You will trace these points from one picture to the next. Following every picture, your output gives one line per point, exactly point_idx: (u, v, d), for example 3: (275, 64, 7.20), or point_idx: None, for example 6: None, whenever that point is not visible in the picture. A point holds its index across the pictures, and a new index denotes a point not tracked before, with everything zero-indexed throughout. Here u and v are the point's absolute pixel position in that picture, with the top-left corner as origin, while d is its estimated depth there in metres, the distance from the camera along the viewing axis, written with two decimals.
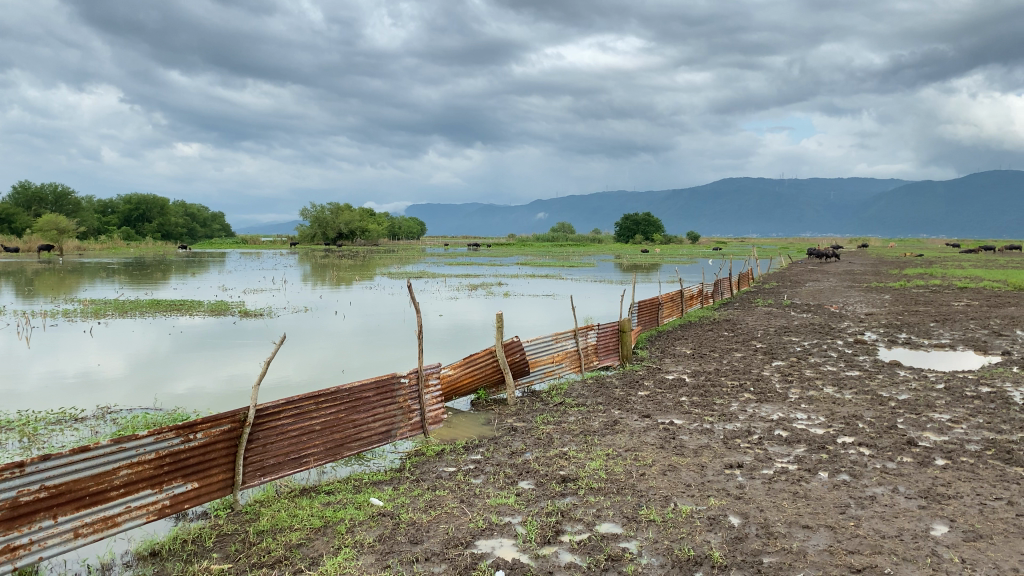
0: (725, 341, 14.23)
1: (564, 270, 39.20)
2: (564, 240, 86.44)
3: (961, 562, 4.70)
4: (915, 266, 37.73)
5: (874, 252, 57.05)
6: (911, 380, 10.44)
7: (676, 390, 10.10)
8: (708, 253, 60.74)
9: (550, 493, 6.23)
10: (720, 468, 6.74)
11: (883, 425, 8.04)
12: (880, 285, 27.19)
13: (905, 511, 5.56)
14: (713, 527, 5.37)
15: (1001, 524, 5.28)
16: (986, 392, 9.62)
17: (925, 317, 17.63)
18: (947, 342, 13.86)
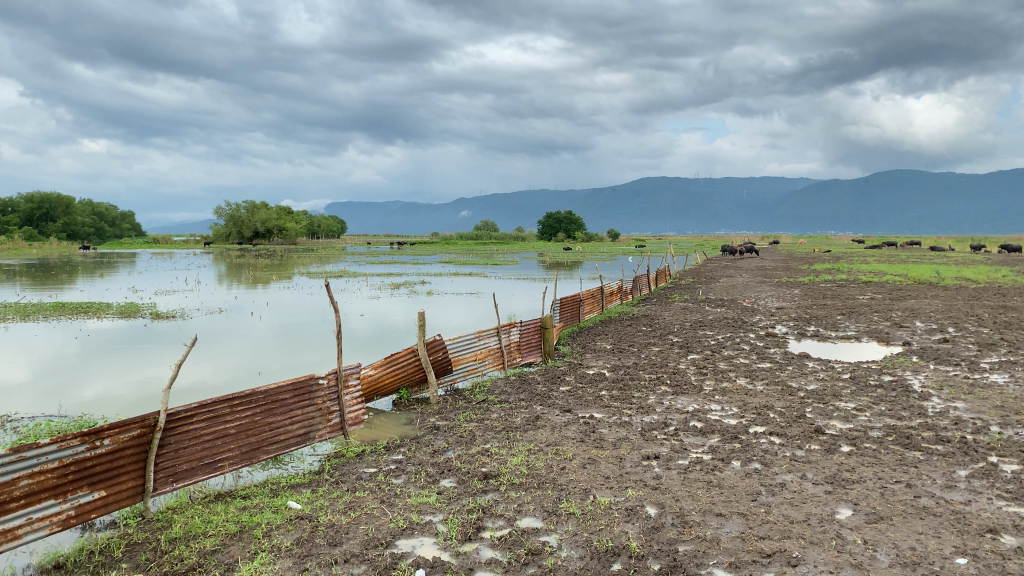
0: (643, 336, 14.50)
1: (488, 268, 39.19)
2: (487, 238, 86.53)
3: (864, 543, 4.91)
4: (823, 262, 39.20)
5: (784, 249, 59.16)
6: (819, 371, 10.87)
7: (596, 384, 10.25)
8: (626, 250, 61.82)
9: (471, 489, 6.24)
10: (638, 459, 6.87)
11: (793, 415, 8.35)
12: (790, 280, 28.20)
13: (812, 497, 5.78)
14: (630, 518, 5.48)
15: (901, 506, 5.55)
16: (887, 381, 10.08)
17: (832, 310, 18.33)
18: (852, 334, 14.46)
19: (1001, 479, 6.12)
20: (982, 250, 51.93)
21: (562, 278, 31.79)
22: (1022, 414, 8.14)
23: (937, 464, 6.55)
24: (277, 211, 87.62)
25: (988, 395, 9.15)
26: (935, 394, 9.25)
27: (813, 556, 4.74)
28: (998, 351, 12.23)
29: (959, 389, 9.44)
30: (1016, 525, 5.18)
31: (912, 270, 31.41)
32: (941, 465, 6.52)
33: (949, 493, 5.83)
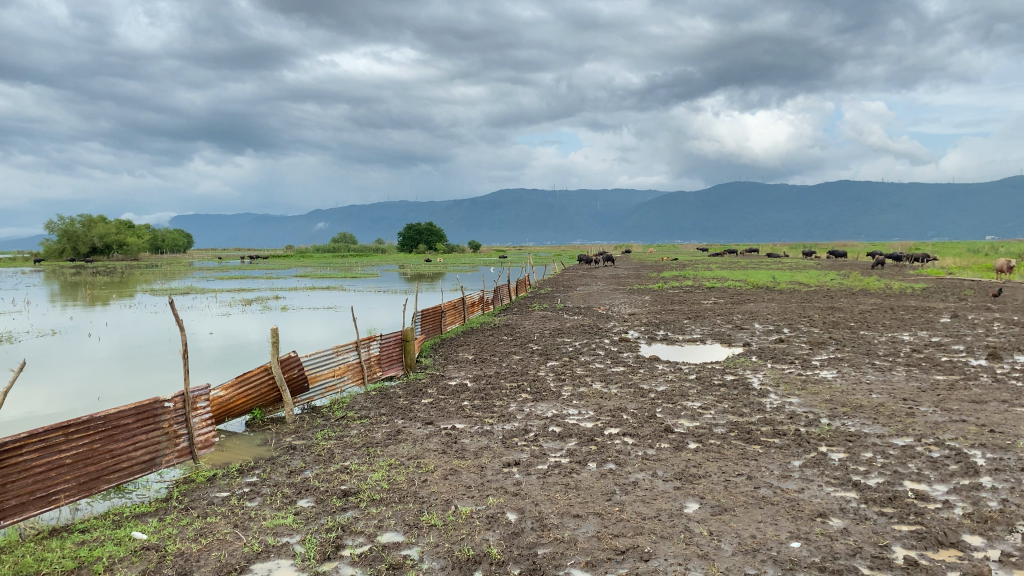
0: (504, 346, 14.69)
1: (346, 280, 38.63)
2: (345, 250, 84.91)
3: (710, 534, 5.19)
4: (672, 270, 41.09)
5: (636, 258, 61.62)
6: (669, 372, 11.41)
7: (458, 395, 10.28)
8: (486, 261, 62.41)
9: (330, 508, 6.12)
10: (498, 467, 6.96)
11: (645, 415, 8.70)
12: (642, 287, 29.43)
13: (662, 493, 6.05)
14: (491, 525, 5.54)
15: (742, 497, 5.90)
16: (731, 380, 10.70)
17: (679, 314, 19.27)
18: (698, 337, 15.26)
19: (829, 466, 6.63)
20: (813, 256, 56.03)
21: (423, 290, 31.69)
22: (848, 406, 8.86)
23: (774, 456, 7.02)
24: (117, 225, 82.58)
25: (819, 389, 9.90)
26: (773, 390, 9.92)
27: (664, 550, 4.96)
28: (827, 349, 13.26)
29: (793, 385, 10.17)
30: (843, 508, 5.63)
31: (751, 276, 33.48)
32: (778, 456, 6.99)
33: (786, 482, 6.26)
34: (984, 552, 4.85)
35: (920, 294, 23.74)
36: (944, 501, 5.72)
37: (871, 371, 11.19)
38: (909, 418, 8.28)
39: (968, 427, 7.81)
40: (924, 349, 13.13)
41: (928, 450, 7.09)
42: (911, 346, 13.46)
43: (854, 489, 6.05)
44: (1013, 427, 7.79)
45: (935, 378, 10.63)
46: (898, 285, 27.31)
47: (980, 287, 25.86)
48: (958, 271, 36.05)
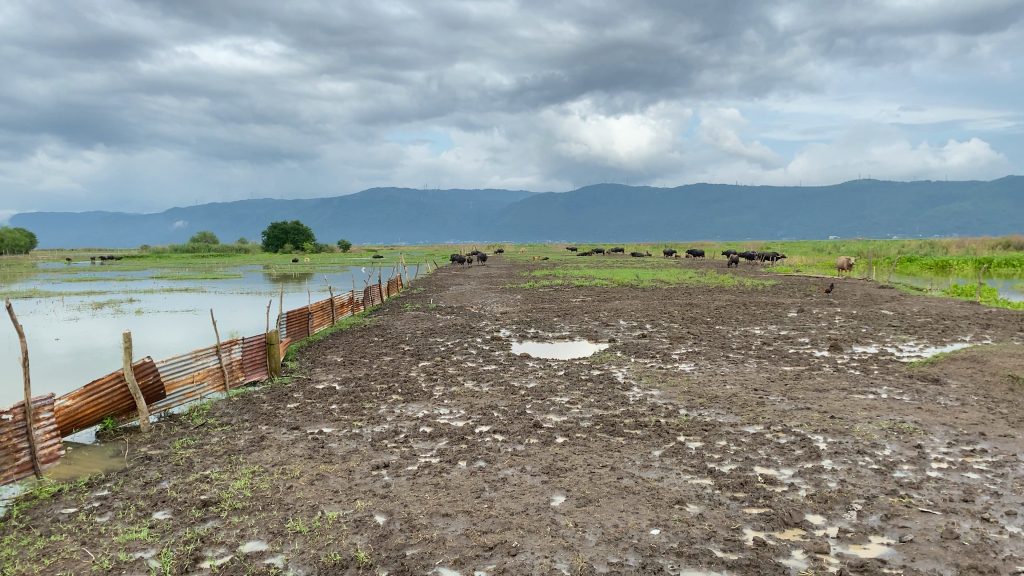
0: (374, 347, 14.51)
1: (206, 282, 37.07)
2: (207, 250, 81.24)
3: (575, 525, 5.33)
4: (542, 269, 41.74)
5: (507, 257, 62.27)
6: (539, 369, 11.62)
7: (325, 398, 10.07)
8: (357, 261, 61.36)
9: (189, 519, 5.86)
10: (367, 470, 6.87)
11: (514, 412, 8.83)
12: (513, 286, 29.70)
13: (530, 488, 6.16)
14: (359, 529, 5.47)
15: (606, 488, 6.09)
16: (597, 374, 11.00)
17: (549, 313, 19.63)
18: (567, 334, 15.59)
19: (687, 455, 6.94)
20: (674, 255, 58.40)
21: (289, 291, 30.79)
22: (704, 397, 9.30)
23: (636, 447, 7.28)
24: None
25: (678, 381, 10.34)
26: (636, 384, 10.27)
27: (530, 544, 5.05)
28: (686, 343, 13.87)
29: (655, 378, 10.58)
30: (699, 494, 5.92)
31: (617, 274, 34.51)
32: (639, 447, 7.26)
33: (646, 471, 6.50)
34: (824, 530, 5.22)
35: (770, 291, 25.25)
36: (790, 484, 6.11)
37: (727, 363, 11.81)
38: (759, 406, 8.80)
39: (811, 414, 8.37)
40: (774, 342, 13.96)
41: (776, 436, 7.56)
42: (762, 339, 14.29)
43: (709, 475, 6.37)
44: (851, 413, 8.42)
45: (783, 369, 11.34)
46: (751, 282, 28.96)
47: (823, 283, 27.82)
48: (803, 268, 38.54)
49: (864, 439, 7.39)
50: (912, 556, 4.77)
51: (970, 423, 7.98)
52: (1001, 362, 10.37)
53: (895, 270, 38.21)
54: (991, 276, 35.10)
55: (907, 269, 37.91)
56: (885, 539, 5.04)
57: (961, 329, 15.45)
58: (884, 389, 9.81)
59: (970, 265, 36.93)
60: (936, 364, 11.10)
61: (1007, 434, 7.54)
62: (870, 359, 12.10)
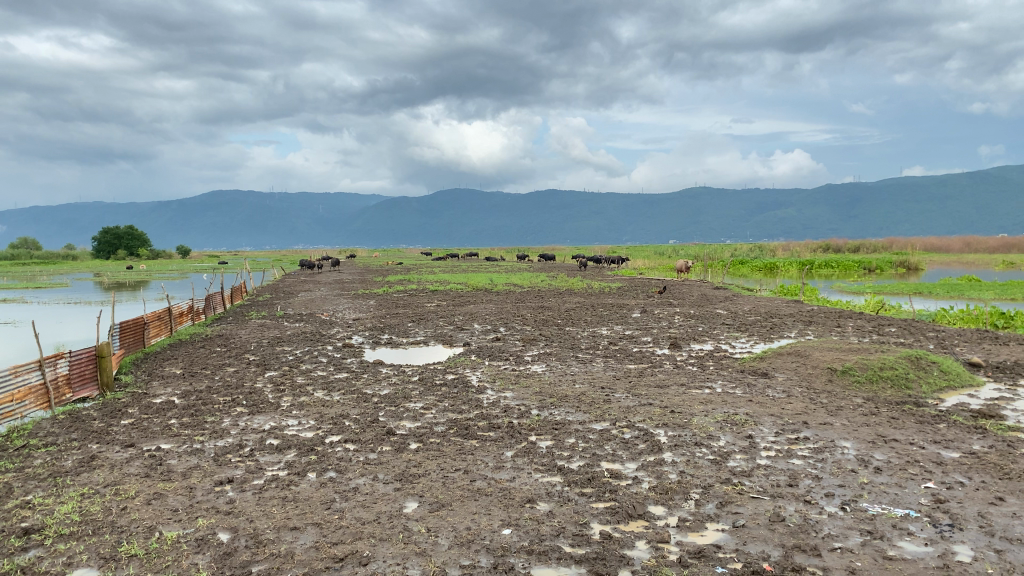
0: (217, 358, 13.86)
1: (28, 292, 34.24)
2: (29, 257, 74.96)
3: (427, 531, 5.32)
4: (395, 274, 41.37)
5: (360, 262, 61.26)
6: (392, 375, 11.51)
7: (164, 413, 9.52)
8: (199, 267, 58.61)
9: (7, 550, 5.38)
10: (209, 486, 6.57)
11: (366, 420, 8.70)
12: (365, 292, 29.31)
13: (382, 496, 6.10)
14: (201, 548, 5.22)
15: (459, 491, 6.12)
16: (451, 379, 11.03)
17: (403, 318, 19.50)
18: (421, 339, 15.54)
19: (538, 454, 7.09)
20: (527, 259, 59.56)
21: (123, 300, 28.95)
22: (555, 397, 9.53)
23: (489, 449, 7.36)
24: None
25: (530, 382, 10.54)
26: (488, 387, 10.37)
27: (382, 552, 5.00)
28: (537, 345, 14.16)
29: (508, 380, 10.74)
30: (548, 492, 6.06)
31: (469, 278, 34.76)
32: (492, 449, 7.34)
33: (498, 472, 6.59)
34: (665, 520, 5.48)
35: (616, 293, 26.19)
36: (634, 477, 6.38)
37: (576, 363, 12.17)
38: (606, 404, 9.11)
39: (654, 410, 8.76)
40: (620, 342, 14.51)
41: (622, 432, 7.86)
42: (609, 340, 14.79)
43: (558, 473, 6.53)
44: (689, 407, 8.87)
45: (628, 367, 11.79)
46: (598, 285, 29.95)
47: (662, 284, 29.17)
48: (647, 271, 40.26)
49: (701, 431, 7.81)
50: (744, 539, 5.09)
51: (795, 412, 8.62)
52: (821, 355, 11.26)
53: (729, 272, 40.72)
54: (812, 277, 38.08)
55: (740, 271, 40.46)
56: (720, 526, 5.36)
57: (787, 326, 16.64)
58: (719, 384, 10.42)
59: (794, 267, 39.97)
60: (765, 358, 11.90)
61: (826, 422, 8.20)
62: (708, 355, 12.80)
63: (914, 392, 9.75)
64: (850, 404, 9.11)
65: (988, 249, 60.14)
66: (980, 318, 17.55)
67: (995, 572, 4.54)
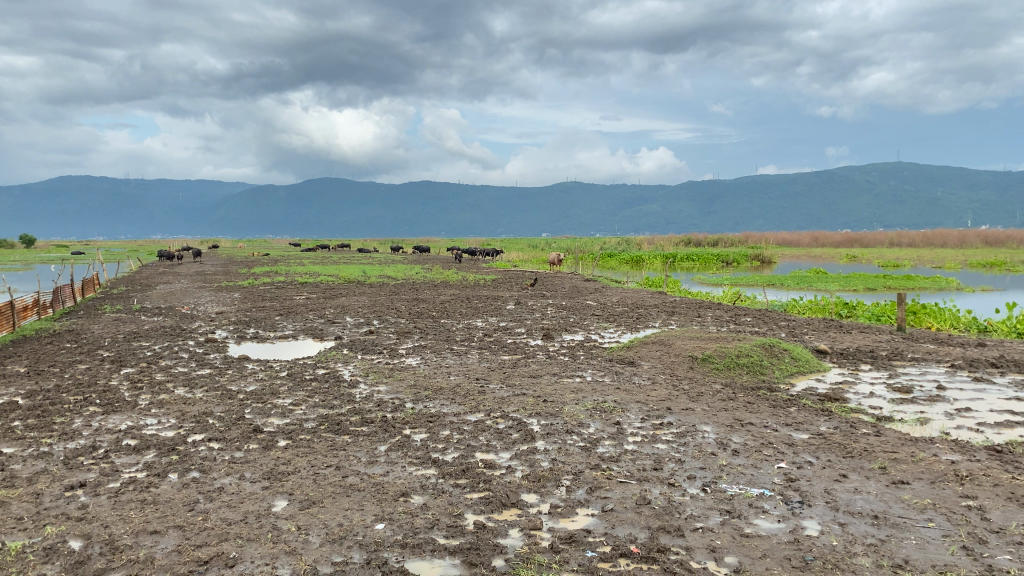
0: (66, 355, 12.96)
1: None
2: None
3: (297, 529, 5.19)
4: (262, 266, 40.03)
5: (224, 253, 59.04)
6: (259, 371, 11.14)
7: (6, 415, 8.81)
8: (45, 258, 54.65)
9: None
10: (58, 492, 6.15)
11: (232, 418, 8.37)
12: (229, 284, 28.16)
13: (250, 495, 5.90)
14: (49, 557, 4.88)
15: (331, 488, 6.01)
16: (322, 373, 10.80)
17: (270, 311, 18.89)
18: (289, 333, 15.12)
19: (411, 447, 7.05)
20: (399, 251, 59.06)
21: None
22: (429, 390, 9.50)
23: (361, 444, 7.26)
24: None
25: (404, 376, 10.47)
26: (361, 381, 10.21)
27: (250, 553, 4.84)
28: (411, 338, 14.06)
29: (380, 374, 10.62)
30: (423, 485, 6.04)
31: (341, 270, 34.06)
32: (365, 444, 7.24)
33: (371, 467, 6.51)
34: (537, 507, 5.58)
35: (490, 285, 26.38)
36: (507, 466, 6.45)
37: (450, 355, 12.18)
38: (480, 395, 9.18)
39: (527, 399, 8.89)
40: (494, 333, 14.64)
41: (495, 422, 7.93)
42: (483, 331, 14.88)
43: (432, 466, 6.52)
44: (560, 396, 9.07)
45: (502, 358, 11.91)
46: (472, 277, 30.02)
47: (535, 276, 29.64)
48: (520, 263, 40.83)
49: (571, 420, 8.00)
50: (613, 523, 5.26)
51: (660, 399, 8.96)
52: (684, 344, 11.75)
53: (599, 264, 41.87)
54: (676, 270, 39.66)
55: (608, 264, 41.65)
56: (590, 510, 5.51)
57: (653, 317, 17.26)
58: (589, 373, 10.70)
59: (660, 260, 41.52)
60: (632, 348, 12.30)
61: (688, 407, 8.58)
62: (578, 345, 13.10)
63: (768, 378, 10.36)
64: (710, 390, 9.57)
65: (834, 244, 64.54)
66: (826, 308, 18.81)
67: (838, 544, 4.88)
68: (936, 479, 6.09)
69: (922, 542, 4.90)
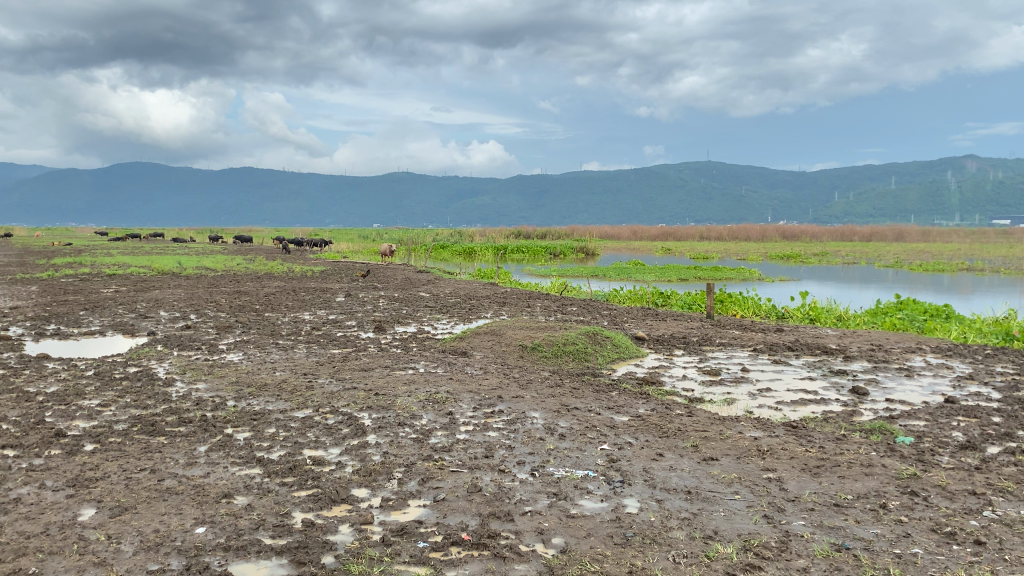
0: None
1: None
2: None
3: (107, 538, 4.84)
4: (64, 256, 36.81)
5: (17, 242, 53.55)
6: (61, 370, 10.25)
7: None
8: None
9: None
10: None
11: (29, 422, 7.65)
12: (24, 276, 25.65)
13: (51, 505, 5.42)
14: None
15: (145, 492, 5.64)
16: (134, 372, 10.09)
17: (73, 305, 17.41)
18: (96, 329, 14.00)
19: (235, 447, 6.75)
20: (220, 241, 56.19)
21: None
22: (253, 386, 9.14)
23: (178, 445, 6.86)
24: None
25: (225, 372, 9.97)
26: (178, 379, 9.65)
27: (53, 566, 4.46)
28: (233, 333, 13.42)
29: (200, 370, 10.09)
30: (247, 485, 5.81)
31: (155, 261, 31.97)
32: (183, 445, 6.86)
33: (190, 469, 6.18)
34: (368, 501, 5.52)
35: (318, 276, 25.69)
36: (337, 462, 6.33)
37: (275, 350, 11.76)
38: (308, 390, 8.93)
39: (357, 393, 8.76)
40: (323, 326, 14.29)
41: (324, 418, 7.75)
42: (311, 325, 14.47)
43: (257, 465, 6.28)
44: (392, 388, 9.00)
45: (331, 352, 11.66)
46: (299, 268, 29.08)
47: (365, 268, 29.26)
48: (350, 254, 40.12)
49: (403, 412, 7.97)
50: (444, 512, 5.30)
51: (490, 387, 9.12)
52: (514, 334, 11.99)
53: (430, 255, 42.01)
54: (505, 262, 40.35)
55: (440, 255, 41.86)
56: (422, 501, 5.51)
57: (484, 307, 17.48)
58: (421, 364, 10.70)
59: (490, 252, 42.08)
60: (464, 339, 12.40)
61: (518, 395, 8.78)
62: (410, 337, 13.03)
63: (592, 364, 10.80)
64: (538, 377, 9.86)
65: (651, 238, 68.10)
66: (644, 297, 19.86)
67: (656, 519, 5.18)
68: (741, 454, 6.60)
69: (729, 513, 5.30)
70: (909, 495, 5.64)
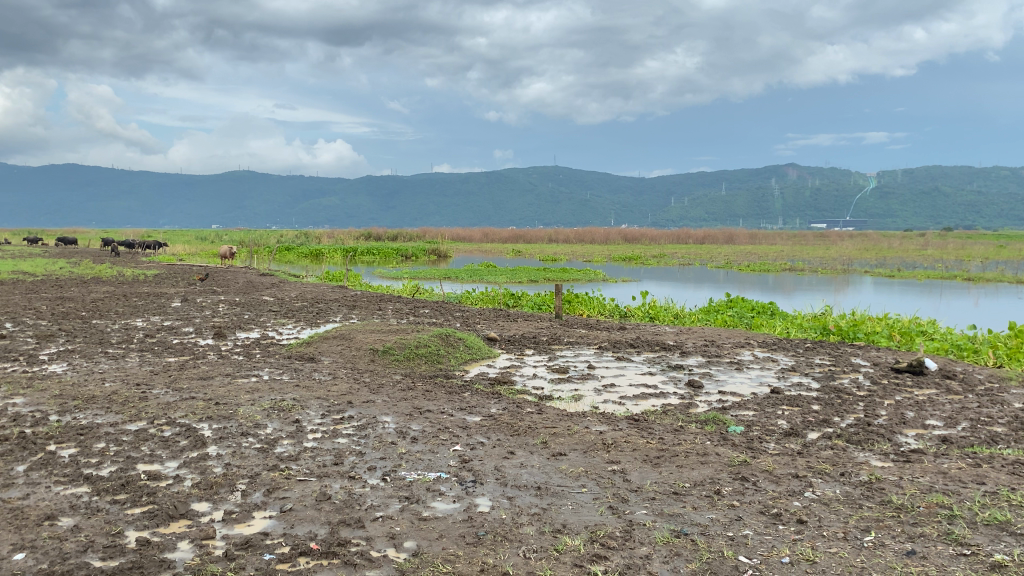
0: None
1: None
2: None
3: None
4: None
5: None
6: None
7: None
8: None
9: None
10: None
11: None
12: None
13: None
14: None
15: None
16: None
17: None
18: None
19: (59, 464, 6.26)
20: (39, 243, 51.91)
21: None
22: (79, 399, 8.48)
23: None
24: None
25: (46, 386, 9.20)
26: None
27: None
28: (56, 342, 12.42)
29: (17, 384, 9.25)
30: (73, 505, 5.38)
31: None
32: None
33: (6, 492, 5.66)
34: (210, 516, 5.27)
35: (151, 281, 24.24)
36: (174, 476, 6.00)
37: (104, 360, 10.99)
38: (142, 401, 8.40)
39: (196, 403, 8.33)
40: (156, 333, 13.50)
41: (159, 430, 7.33)
42: (145, 332, 13.64)
43: (85, 483, 5.84)
44: (234, 397, 8.63)
45: (167, 360, 11.03)
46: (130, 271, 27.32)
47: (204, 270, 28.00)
48: (188, 257, 38.16)
49: (247, 421, 7.65)
50: (291, 523, 5.14)
51: (339, 393, 8.93)
52: (363, 337, 11.81)
53: (275, 258, 40.74)
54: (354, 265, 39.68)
55: (286, 258, 40.67)
56: (267, 513, 5.32)
57: (332, 311, 17.09)
58: (266, 371, 10.32)
59: (338, 254, 41.32)
60: (311, 343, 12.08)
61: (368, 399, 8.65)
62: (254, 343, 12.54)
63: (443, 366, 10.82)
64: (389, 381, 9.75)
65: (500, 240, 69.13)
66: (494, 298, 20.13)
67: (506, 516, 5.26)
68: (587, 449, 6.81)
69: (577, 506, 5.46)
70: (740, 480, 6.02)
